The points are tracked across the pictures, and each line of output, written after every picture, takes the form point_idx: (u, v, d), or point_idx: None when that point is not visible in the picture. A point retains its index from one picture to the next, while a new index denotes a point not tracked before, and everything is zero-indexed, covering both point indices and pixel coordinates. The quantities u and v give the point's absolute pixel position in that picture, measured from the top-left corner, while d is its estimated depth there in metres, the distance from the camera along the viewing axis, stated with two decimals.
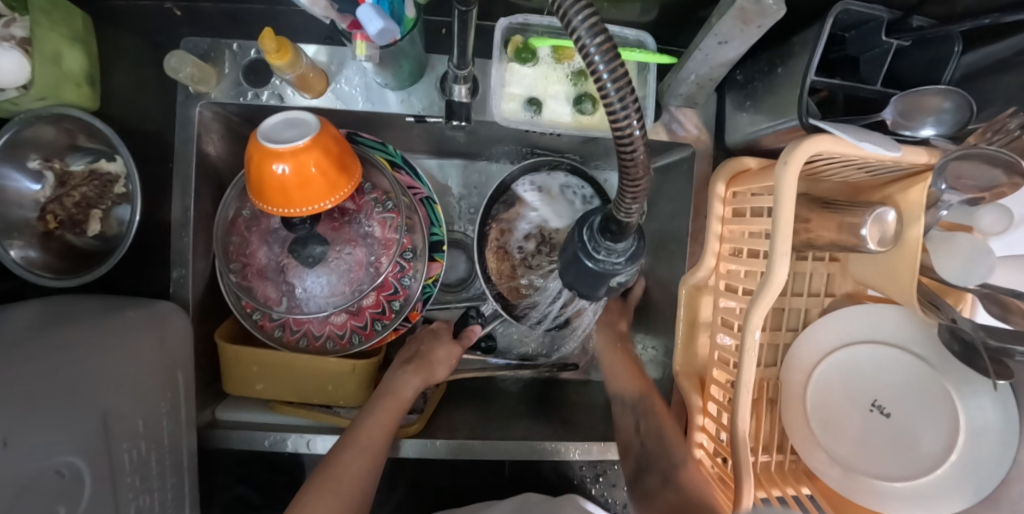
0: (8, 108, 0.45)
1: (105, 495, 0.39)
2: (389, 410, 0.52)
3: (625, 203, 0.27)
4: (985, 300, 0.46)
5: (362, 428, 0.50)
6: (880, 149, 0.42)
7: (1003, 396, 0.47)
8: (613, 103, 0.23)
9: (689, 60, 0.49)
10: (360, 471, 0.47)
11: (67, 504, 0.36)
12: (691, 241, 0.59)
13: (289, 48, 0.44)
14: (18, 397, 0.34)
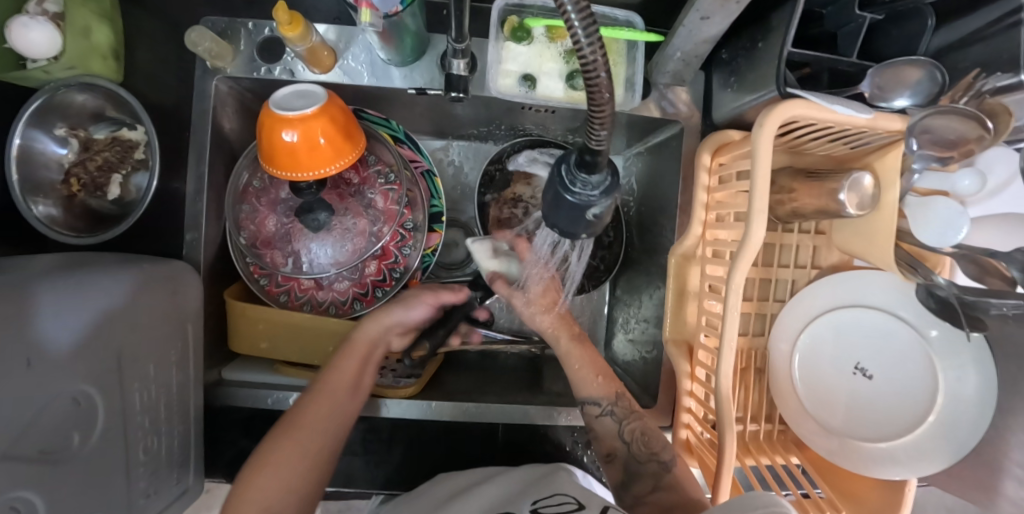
0: (39, 76, 0.49)
1: (115, 427, 0.41)
2: (352, 357, 0.53)
3: (595, 133, 0.29)
4: (964, 262, 0.48)
5: (331, 379, 0.51)
6: (850, 111, 0.44)
7: (977, 348, 0.49)
8: (583, 46, 0.25)
9: (675, 37, 0.52)
10: (317, 419, 0.49)
11: (80, 429, 0.38)
12: (680, 214, 0.62)
13: (302, 21, 0.48)
14: (39, 322, 0.37)
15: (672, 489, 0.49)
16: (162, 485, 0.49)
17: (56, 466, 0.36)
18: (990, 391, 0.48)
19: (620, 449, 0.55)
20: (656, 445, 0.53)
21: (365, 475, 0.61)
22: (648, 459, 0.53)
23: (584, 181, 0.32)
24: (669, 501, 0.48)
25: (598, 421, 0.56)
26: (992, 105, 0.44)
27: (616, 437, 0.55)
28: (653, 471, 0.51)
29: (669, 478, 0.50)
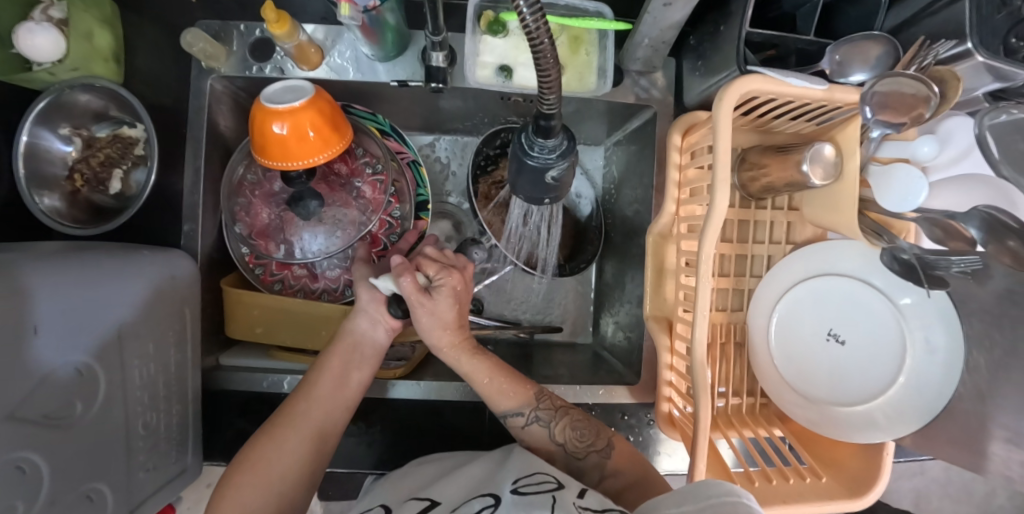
0: (45, 78, 0.53)
1: (116, 397, 0.44)
2: (340, 356, 0.54)
3: (547, 101, 0.32)
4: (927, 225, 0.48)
5: (321, 378, 0.52)
6: (806, 83, 0.47)
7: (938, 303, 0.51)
8: (527, 21, 0.27)
9: (641, 24, 0.55)
10: (311, 413, 0.51)
11: (83, 397, 0.41)
12: (656, 194, 0.64)
13: (289, 19, 0.51)
14: (46, 295, 0.39)
15: (619, 474, 0.52)
16: (161, 461, 0.51)
17: (59, 430, 0.39)
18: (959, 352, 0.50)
19: (557, 450, 0.55)
20: (586, 436, 0.54)
21: (357, 455, 0.62)
22: (587, 452, 0.54)
23: (541, 145, 0.35)
24: (618, 481, 0.52)
25: (525, 431, 0.55)
26: (939, 72, 0.46)
27: (547, 441, 0.55)
28: (595, 462, 0.53)
29: (613, 465, 0.53)
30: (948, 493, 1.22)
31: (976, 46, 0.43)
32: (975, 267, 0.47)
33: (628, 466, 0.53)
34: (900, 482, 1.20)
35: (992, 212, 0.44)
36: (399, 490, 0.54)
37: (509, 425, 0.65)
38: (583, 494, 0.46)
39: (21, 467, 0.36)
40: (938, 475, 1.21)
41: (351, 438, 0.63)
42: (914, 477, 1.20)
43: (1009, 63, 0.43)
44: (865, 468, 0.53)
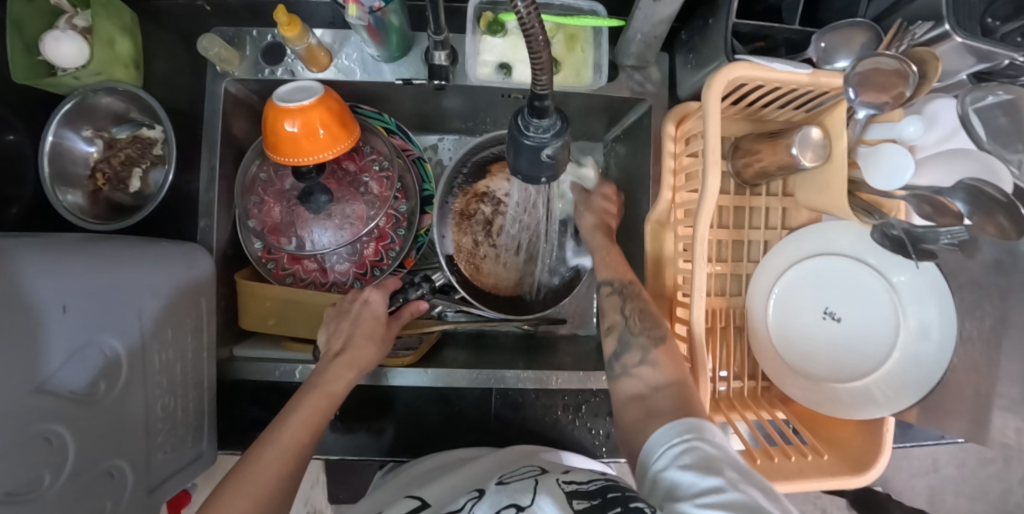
0: (70, 83, 0.56)
1: (137, 378, 0.46)
2: (315, 406, 0.50)
3: (539, 82, 0.34)
4: (918, 202, 0.50)
5: (283, 435, 0.46)
6: (789, 68, 0.49)
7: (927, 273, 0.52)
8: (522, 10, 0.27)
9: (634, 20, 0.57)
10: (270, 473, 0.44)
11: (107, 376, 0.43)
12: (653, 184, 0.66)
13: (300, 22, 0.54)
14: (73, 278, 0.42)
15: (658, 367, 0.50)
16: (177, 445, 0.53)
17: (87, 405, 0.41)
18: (951, 328, 0.50)
19: (620, 322, 0.56)
20: (650, 326, 0.54)
21: (368, 444, 0.64)
22: (642, 333, 0.53)
23: (535, 125, 0.37)
24: (657, 382, 0.48)
25: (607, 298, 0.59)
26: (921, 52, 0.47)
27: (618, 311, 0.57)
28: (641, 345, 0.52)
29: (654, 355, 0.51)
30: (965, 492, 1.20)
31: (953, 27, 0.45)
32: (962, 240, 0.47)
33: (670, 371, 0.49)
34: (914, 479, 1.19)
35: (976, 184, 0.46)
36: (391, 495, 0.57)
37: (514, 413, 0.66)
38: (565, 473, 0.48)
39: (48, 439, 0.38)
40: (952, 473, 1.19)
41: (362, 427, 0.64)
42: (927, 474, 1.19)
43: (989, 42, 0.45)
44: (868, 447, 0.53)
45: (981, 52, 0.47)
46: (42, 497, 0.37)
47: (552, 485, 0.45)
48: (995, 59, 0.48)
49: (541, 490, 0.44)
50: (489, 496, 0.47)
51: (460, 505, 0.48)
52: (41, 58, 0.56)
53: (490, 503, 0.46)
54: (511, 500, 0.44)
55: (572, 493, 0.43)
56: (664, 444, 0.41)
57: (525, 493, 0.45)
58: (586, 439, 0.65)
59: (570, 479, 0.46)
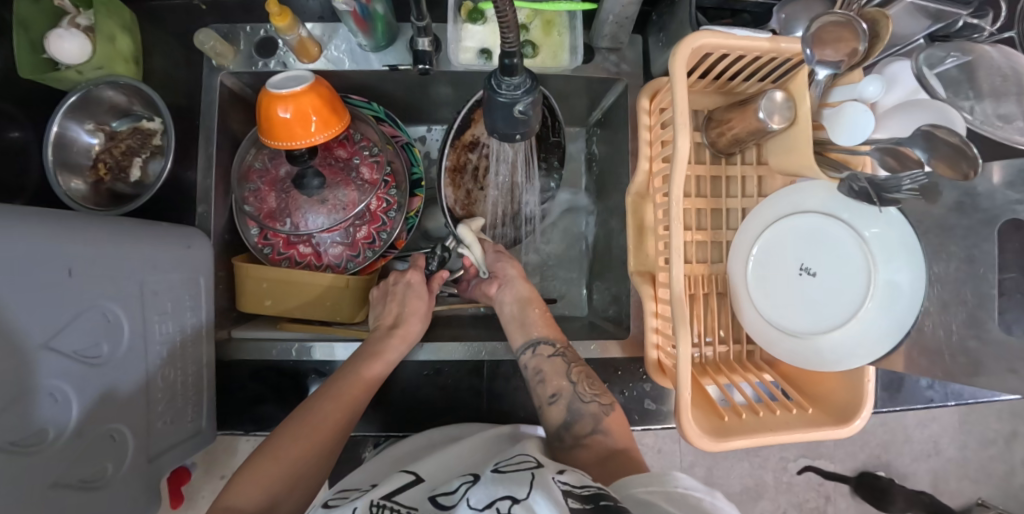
0: (74, 77, 0.58)
1: (138, 345, 0.49)
2: (365, 375, 0.57)
3: (507, 40, 0.37)
4: (883, 155, 0.52)
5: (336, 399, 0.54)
6: (750, 34, 0.52)
7: (893, 221, 0.54)
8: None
9: (605, 1, 0.60)
10: (324, 429, 0.52)
11: (110, 340, 0.46)
12: (632, 159, 0.69)
13: (290, 13, 0.57)
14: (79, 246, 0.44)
15: (609, 436, 0.56)
16: (176, 417, 0.55)
17: (91, 366, 0.44)
18: (921, 278, 0.52)
19: (567, 388, 0.59)
20: (597, 391, 0.60)
21: (362, 419, 0.66)
22: (592, 400, 0.59)
23: (507, 83, 0.40)
24: (611, 449, 0.55)
25: (549, 360, 0.61)
26: (871, 13, 0.50)
27: (564, 375, 0.60)
28: (592, 412, 0.58)
29: (606, 423, 0.57)
30: (969, 475, 1.17)
31: None
32: (919, 185, 0.50)
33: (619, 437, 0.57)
34: (917, 464, 1.15)
35: (931, 129, 0.48)
36: (386, 473, 0.56)
37: (506, 386, 0.67)
38: (562, 472, 0.45)
39: (51, 394, 0.40)
40: (955, 456, 1.16)
41: None
42: (929, 458, 1.15)
43: (937, 2, 0.50)
44: (850, 400, 0.56)
45: (932, 13, 0.51)
46: (44, 450, 0.39)
47: (549, 482, 0.42)
48: (949, 19, 0.52)
49: (538, 485, 0.41)
50: (484, 483, 0.44)
51: (454, 487, 0.47)
52: (45, 56, 0.59)
53: (482, 485, 0.44)
54: (506, 492, 0.41)
55: (566, 493, 0.40)
56: (639, 488, 0.44)
57: (522, 486, 0.41)
58: None
59: (566, 480, 0.43)
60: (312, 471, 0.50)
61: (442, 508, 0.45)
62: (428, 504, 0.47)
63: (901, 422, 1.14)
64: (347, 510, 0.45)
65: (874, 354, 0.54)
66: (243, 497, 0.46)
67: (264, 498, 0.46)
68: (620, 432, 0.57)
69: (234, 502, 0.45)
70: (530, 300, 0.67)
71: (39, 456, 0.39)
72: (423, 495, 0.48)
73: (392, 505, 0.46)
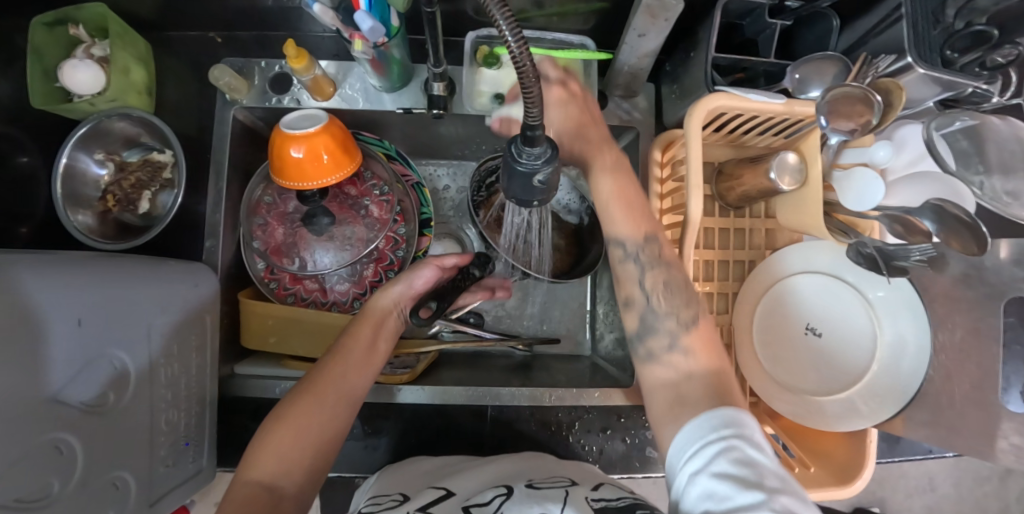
0: (86, 108, 0.58)
1: (144, 390, 0.49)
2: (368, 329, 0.55)
3: (532, 114, 0.37)
4: (892, 222, 0.52)
5: (342, 356, 0.53)
6: (764, 98, 0.53)
7: (900, 288, 0.55)
8: (513, 43, 0.32)
9: (620, 53, 0.61)
10: (332, 388, 0.50)
11: (117, 388, 0.46)
12: (641, 206, 0.70)
13: (308, 55, 0.58)
14: (92, 293, 0.44)
15: (691, 355, 0.47)
16: (179, 459, 0.54)
17: (97, 416, 0.44)
18: (927, 335, 0.53)
19: (640, 297, 0.51)
20: (678, 303, 0.50)
21: (361, 459, 0.66)
22: (669, 314, 0.49)
23: (528, 152, 0.41)
24: (689, 368, 0.47)
25: (621, 265, 0.52)
26: (885, 82, 0.50)
27: (637, 284, 0.51)
28: (669, 329, 0.49)
29: (687, 341, 0.48)
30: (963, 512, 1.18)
31: (915, 60, 0.48)
32: (930, 256, 0.50)
33: (706, 358, 0.47)
34: (912, 500, 1.15)
35: (940, 205, 0.48)
36: (413, 483, 0.56)
37: (508, 429, 0.68)
38: (595, 488, 0.51)
39: (57, 446, 0.40)
40: (950, 492, 1.16)
41: (356, 445, 0.66)
42: (925, 494, 1.16)
43: (948, 73, 0.48)
44: (854, 456, 0.55)
45: (944, 82, 0.50)
46: (49, 503, 0.39)
47: (581, 501, 0.47)
48: (958, 89, 0.51)
49: (570, 504, 0.46)
50: (518, 498, 0.48)
51: (488, 499, 0.49)
52: (58, 84, 0.60)
53: (520, 500, 0.48)
54: (540, 511, 0.45)
55: (599, 507, 0.46)
56: (699, 442, 0.39)
57: (557, 503, 0.46)
58: (578, 453, 0.67)
59: (600, 497, 0.48)
60: (326, 437, 0.48)
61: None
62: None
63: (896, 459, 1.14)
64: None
65: (880, 415, 0.53)
66: (259, 471, 0.44)
67: (284, 468, 0.45)
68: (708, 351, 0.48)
69: (253, 475, 0.44)
70: (603, 197, 0.54)
71: (45, 509, 0.39)
72: (456, 505, 0.50)
73: None
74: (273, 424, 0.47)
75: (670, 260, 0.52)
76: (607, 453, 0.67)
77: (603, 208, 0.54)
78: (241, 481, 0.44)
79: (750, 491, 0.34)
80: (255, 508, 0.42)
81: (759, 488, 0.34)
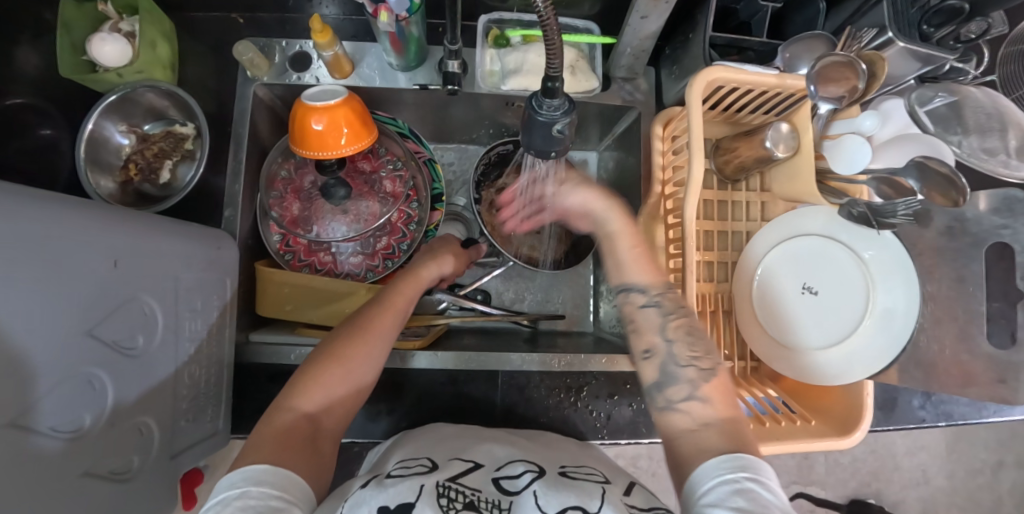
0: (113, 79, 0.61)
1: (169, 340, 0.50)
2: (410, 286, 0.61)
3: (553, 65, 0.40)
4: (880, 184, 0.56)
5: (386, 305, 0.58)
6: (759, 71, 0.57)
7: (890, 244, 0.58)
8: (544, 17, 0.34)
9: (623, 36, 0.65)
10: (380, 331, 0.55)
11: (145, 332, 0.47)
12: (643, 182, 0.73)
13: (331, 31, 0.60)
14: (130, 237, 0.46)
15: (710, 404, 0.50)
16: (197, 415, 0.56)
17: (126, 356, 0.45)
18: (916, 295, 0.56)
19: (660, 345, 0.53)
20: (699, 351, 0.52)
21: (372, 426, 0.67)
22: (689, 363, 0.52)
23: (548, 104, 0.44)
24: (707, 416, 0.49)
25: (642, 311, 0.54)
26: (870, 55, 0.55)
27: (658, 331, 0.53)
28: (689, 378, 0.51)
29: (703, 390, 0.50)
30: (956, 503, 1.20)
31: (896, 34, 0.53)
32: (914, 209, 0.54)
33: (722, 406, 0.50)
34: (906, 492, 1.17)
35: (923, 161, 0.53)
36: (436, 448, 0.54)
37: (519, 395, 0.69)
38: (628, 494, 0.49)
39: (91, 382, 0.41)
40: (943, 484, 1.19)
41: (368, 410, 0.67)
42: (918, 486, 1.18)
43: (925, 46, 0.53)
44: (851, 411, 0.57)
45: (922, 56, 0.55)
46: (81, 436, 0.40)
47: (618, 502, 0.46)
48: (936, 62, 0.56)
49: (608, 501, 0.45)
50: (548, 479, 0.49)
51: (518, 473, 0.50)
52: (85, 57, 0.61)
53: (552, 485, 0.47)
54: (576, 502, 0.44)
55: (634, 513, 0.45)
56: (716, 479, 0.43)
57: (592, 499, 0.45)
58: (587, 420, 0.69)
59: (634, 503, 0.47)
60: (365, 377, 0.53)
61: (506, 493, 0.47)
62: (493, 488, 0.47)
63: (890, 450, 1.16)
64: (415, 483, 0.45)
65: (874, 367, 0.57)
66: (303, 402, 0.49)
67: (325, 403, 0.50)
68: (720, 395, 0.50)
69: (296, 405, 0.48)
70: (615, 235, 0.57)
71: (81, 440, 0.40)
72: (486, 476, 0.49)
73: (458, 487, 0.46)
74: (319, 363, 0.51)
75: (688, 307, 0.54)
76: (614, 419, 0.69)
77: (616, 246, 0.57)
78: (284, 408, 0.48)
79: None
80: (298, 434, 0.46)
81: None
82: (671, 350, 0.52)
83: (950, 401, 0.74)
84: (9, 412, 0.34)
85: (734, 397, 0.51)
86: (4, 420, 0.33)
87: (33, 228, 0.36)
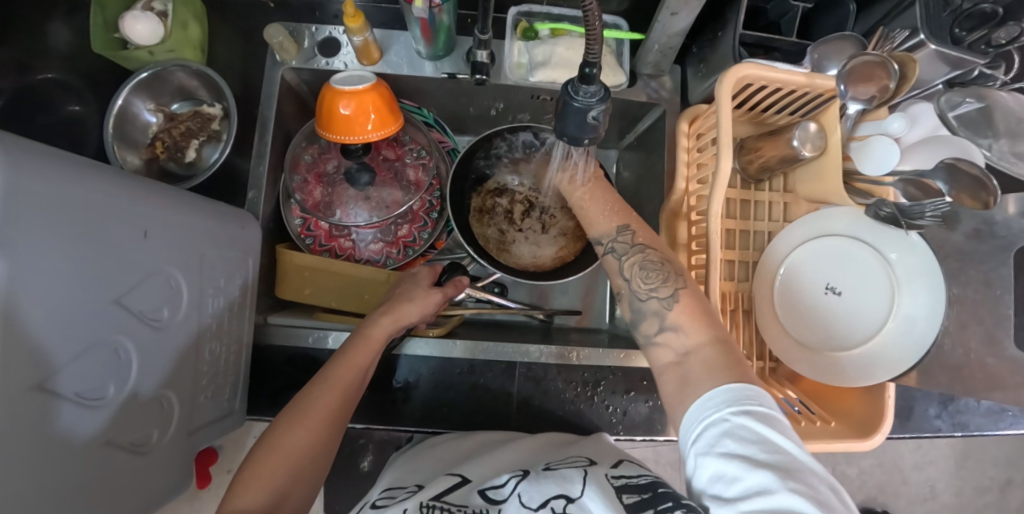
0: (144, 56, 0.61)
1: (192, 316, 0.50)
2: (362, 350, 0.55)
3: (592, 51, 0.39)
4: (910, 187, 0.56)
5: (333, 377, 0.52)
6: (789, 68, 0.56)
7: (916, 245, 0.57)
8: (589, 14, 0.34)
9: (652, 32, 0.65)
10: (326, 408, 0.50)
11: (171, 305, 0.47)
12: (666, 178, 0.74)
13: (363, 16, 0.60)
14: (161, 207, 0.46)
15: (682, 332, 0.47)
16: (215, 393, 0.55)
17: (150, 328, 0.45)
18: (941, 298, 0.55)
19: (625, 286, 0.53)
20: (656, 283, 0.50)
21: (388, 413, 0.66)
22: (649, 295, 0.50)
23: (584, 92, 0.43)
24: (686, 346, 0.47)
25: (602, 258, 0.55)
26: (901, 56, 0.56)
27: (618, 274, 0.54)
28: (654, 310, 0.49)
29: (672, 318, 0.48)
30: None
31: (928, 36, 0.53)
32: (941, 212, 0.54)
33: (694, 329, 0.47)
34: (913, 507, 1.16)
35: (954, 162, 0.53)
36: (426, 469, 0.58)
37: (536, 387, 0.69)
38: (614, 468, 0.51)
39: (115, 352, 0.41)
40: (949, 501, 1.18)
41: (384, 398, 0.67)
42: (925, 502, 1.17)
43: (957, 50, 0.53)
44: (874, 414, 0.57)
45: (952, 60, 0.55)
46: (103, 404, 0.40)
47: (603, 479, 0.47)
48: (967, 67, 0.56)
49: (590, 482, 0.46)
50: (534, 477, 0.50)
51: (503, 482, 0.51)
52: (117, 34, 0.61)
53: (535, 481, 0.49)
54: (559, 491, 0.46)
55: (622, 486, 0.46)
56: (705, 423, 0.40)
57: (574, 484, 0.47)
58: (602, 415, 0.68)
59: (620, 476, 0.49)
60: (319, 459, 0.48)
61: (493, 502, 0.49)
62: (478, 499, 0.50)
63: (897, 463, 1.16)
64: (398, 510, 0.49)
65: (896, 370, 0.56)
66: (245, 501, 0.43)
67: (270, 496, 0.44)
68: (695, 324, 0.47)
69: (238, 505, 0.43)
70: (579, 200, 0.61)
71: (102, 410, 0.40)
72: (470, 490, 0.52)
73: (442, 505, 0.49)
74: (261, 454, 0.46)
75: (645, 246, 0.54)
76: (630, 415, 0.68)
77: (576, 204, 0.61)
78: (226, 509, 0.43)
79: (758, 471, 0.36)
80: None
81: (769, 469, 0.36)
82: (632, 287, 0.52)
83: (967, 411, 0.73)
84: (32, 376, 0.33)
85: (710, 317, 0.48)
86: (27, 383, 0.33)
87: (67, 189, 0.35)
